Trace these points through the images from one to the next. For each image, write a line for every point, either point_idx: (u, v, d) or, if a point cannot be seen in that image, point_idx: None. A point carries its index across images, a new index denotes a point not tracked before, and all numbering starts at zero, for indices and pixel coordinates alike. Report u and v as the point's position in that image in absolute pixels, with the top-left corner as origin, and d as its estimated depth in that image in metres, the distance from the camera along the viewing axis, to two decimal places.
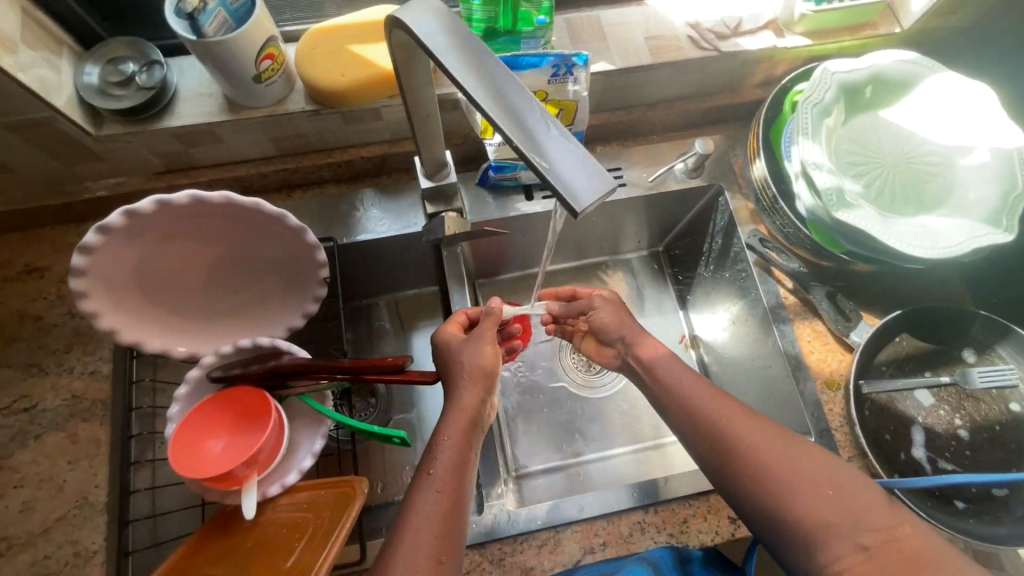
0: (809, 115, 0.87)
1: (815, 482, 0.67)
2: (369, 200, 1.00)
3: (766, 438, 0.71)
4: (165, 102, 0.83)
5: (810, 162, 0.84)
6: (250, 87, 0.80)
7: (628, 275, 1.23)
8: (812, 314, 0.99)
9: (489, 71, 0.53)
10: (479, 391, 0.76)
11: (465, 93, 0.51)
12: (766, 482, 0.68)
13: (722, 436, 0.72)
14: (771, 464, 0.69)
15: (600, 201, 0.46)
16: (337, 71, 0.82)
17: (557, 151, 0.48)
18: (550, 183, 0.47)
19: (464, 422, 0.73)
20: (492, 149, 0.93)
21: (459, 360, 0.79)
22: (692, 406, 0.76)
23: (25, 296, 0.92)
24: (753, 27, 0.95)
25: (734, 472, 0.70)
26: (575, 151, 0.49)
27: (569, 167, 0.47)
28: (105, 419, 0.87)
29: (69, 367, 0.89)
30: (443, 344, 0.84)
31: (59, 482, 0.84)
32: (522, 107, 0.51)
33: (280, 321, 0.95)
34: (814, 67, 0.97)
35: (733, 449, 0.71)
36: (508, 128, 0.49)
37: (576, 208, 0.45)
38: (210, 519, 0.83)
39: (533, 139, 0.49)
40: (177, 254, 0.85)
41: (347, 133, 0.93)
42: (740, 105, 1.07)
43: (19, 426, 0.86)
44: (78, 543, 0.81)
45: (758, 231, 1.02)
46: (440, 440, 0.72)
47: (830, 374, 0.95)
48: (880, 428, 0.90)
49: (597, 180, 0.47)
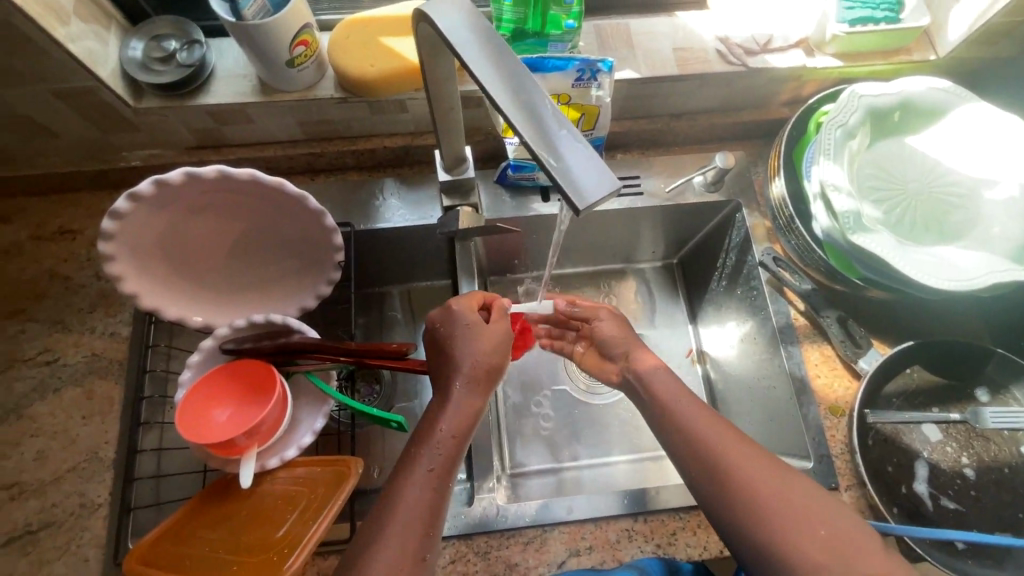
0: (833, 136, 0.86)
1: (808, 525, 0.66)
2: (389, 189, 1.02)
3: (764, 469, 0.70)
4: (202, 80, 0.87)
5: (830, 183, 0.83)
6: (282, 71, 0.83)
7: (640, 284, 1.23)
8: (822, 338, 0.97)
9: (508, 69, 0.54)
10: (476, 386, 0.76)
11: (484, 89, 0.52)
12: (758, 516, 0.67)
13: (716, 463, 0.71)
14: (766, 497, 0.68)
15: (602, 203, 0.47)
16: (366, 61, 0.84)
17: (564, 152, 0.49)
18: (556, 181, 0.48)
19: (461, 421, 0.74)
20: (511, 149, 0.96)
21: (465, 352, 0.77)
22: (696, 436, 0.74)
23: (56, 256, 0.97)
24: (784, 45, 0.94)
25: (730, 500, 0.69)
26: (585, 153, 0.50)
27: (576, 165, 0.49)
28: (120, 379, 0.91)
29: (91, 326, 0.93)
30: (450, 321, 0.80)
31: (72, 435, 0.87)
32: (537, 106, 0.52)
33: (293, 301, 0.97)
34: (843, 89, 0.96)
35: (730, 479, 0.70)
36: (520, 126, 0.51)
37: (578, 208, 0.47)
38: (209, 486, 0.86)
39: (543, 139, 0.50)
40: (200, 227, 0.89)
41: (372, 123, 0.96)
42: (767, 124, 1.07)
43: (40, 377, 0.90)
44: (85, 494, 0.85)
45: (773, 249, 1.01)
46: (435, 434, 0.72)
47: (835, 400, 0.93)
48: (882, 459, 0.89)
49: (603, 181, 0.49)
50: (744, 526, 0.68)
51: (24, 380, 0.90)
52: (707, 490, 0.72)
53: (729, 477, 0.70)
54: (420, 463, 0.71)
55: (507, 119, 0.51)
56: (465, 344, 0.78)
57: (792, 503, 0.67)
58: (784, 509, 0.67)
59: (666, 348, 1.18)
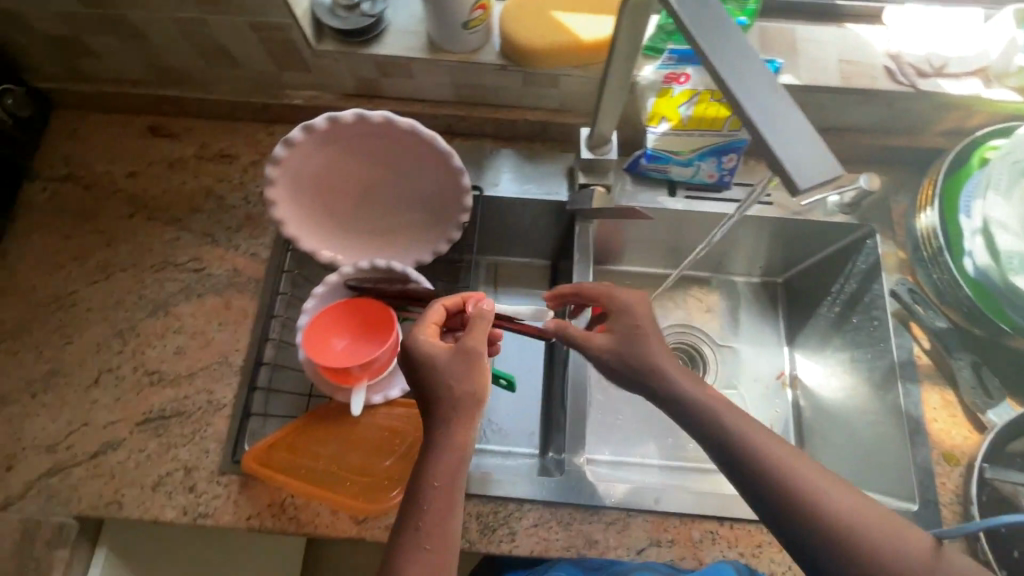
0: (1004, 171, 0.85)
1: (860, 519, 0.59)
2: (521, 161, 1.05)
3: (814, 467, 0.63)
4: (377, 32, 0.92)
5: (996, 221, 0.84)
6: (456, 32, 0.87)
7: (728, 294, 1.20)
8: (946, 382, 0.92)
9: (728, 34, 0.51)
10: (465, 411, 0.67)
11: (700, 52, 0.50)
12: (807, 518, 0.60)
13: (755, 458, 0.64)
14: (812, 495, 0.61)
15: (820, 188, 0.44)
16: (535, 31, 0.87)
17: (784, 130, 0.47)
18: (774, 161, 0.46)
19: (453, 462, 0.65)
20: (653, 137, 0.95)
21: (437, 386, 0.68)
22: (717, 421, 0.67)
23: (214, 176, 1.05)
24: (960, 71, 0.90)
25: (770, 500, 0.62)
26: (806, 133, 0.47)
27: (794, 147, 0.46)
28: (255, 296, 0.98)
29: (235, 244, 1.01)
30: (423, 356, 0.70)
31: (208, 338, 0.96)
32: (756, 78, 0.49)
33: (412, 253, 1.00)
34: (1017, 125, 0.92)
35: (768, 475, 0.62)
36: (737, 97, 0.48)
37: (795, 190, 0.44)
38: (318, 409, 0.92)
39: (761, 112, 0.47)
40: (346, 167, 0.95)
41: (521, 94, 0.99)
42: (917, 152, 1.02)
43: (188, 282, 0.99)
44: (213, 393, 0.92)
45: (906, 280, 0.97)
46: (423, 491, 0.64)
47: (952, 447, 0.89)
48: (996, 517, 0.83)
49: (825, 168, 0.45)
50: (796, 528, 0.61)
51: (174, 281, 0.99)
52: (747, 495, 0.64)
53: (764, 472, 0.63)
54: (410, 510, 0.64)
55: (726, 89, 0.49)
56: (450, 371, 0.68)
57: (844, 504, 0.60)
58: (835, 507, 0.60)
59: (760, 366, 1.15)
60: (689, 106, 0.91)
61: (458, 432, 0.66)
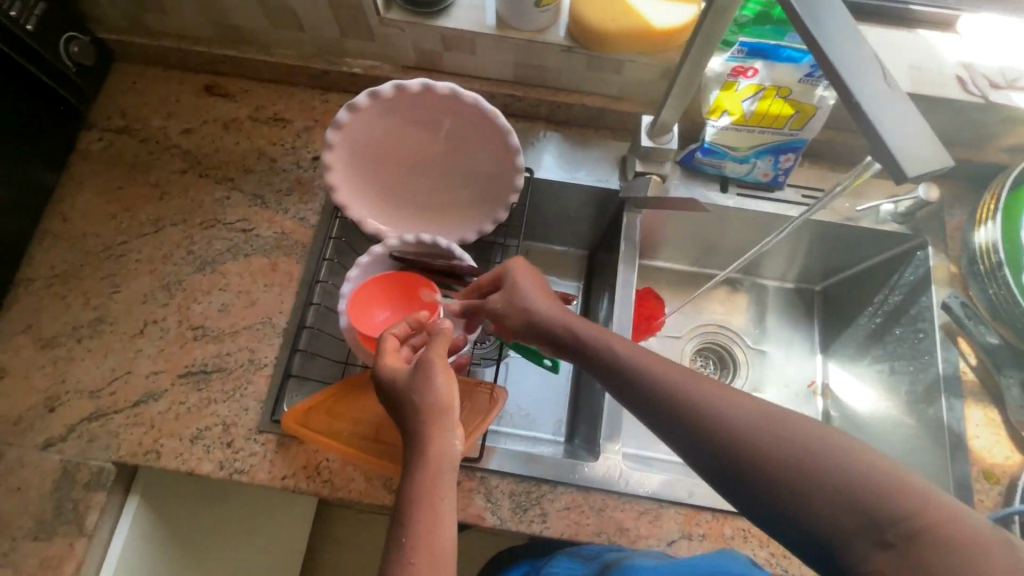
0: None
1: (812, 454, 0.51)
2: (574, 146, 1.05)
3: (751, 406, 0.56)
4: (445, 6, 0.93)
5: None
6: (527, 10, 0.88)
7: (759, 299, 1.20)
8: (991, 399, 0.91)
9: (836, 14, 0.52)
10: (433, 420, 0.62)
11: (810, 33, 0.51)
12: (751, 463, 0.53)
13: (688, 400, 0.59)
14: (752, 437, 0.54)
15: (929, 174, 0.46)
16: (609, 15, 0.87)
17: (893, 114, 0.48)
18: (883, 150, 0.47)
19: (432, 469, 0.60)
20: (712, 131, 0.95)
21: (410, 398, 0.64)
22: (675, 396, 0.60)
23: (267, 138, 1.06)
24: None
25: (713, 452, 0.56)
26: (911, 118, 0.49)
27: (902, 133, 0.48)
28: (301, 260, 0.99)
29: (285, 207, 1.02)
30: (391, 383, 0.67)
31: (253, 297, 0.96)
32: (863, 61, 0.51)
33: (458, 231, 1.00)
34: None
35: (702, 424, 0.57)
36: (847, 80, 0.49)
37: (903, 175, 0.46)
38: (354, 378, 0.93)
39: (871, 95, 0.49)
40: (401, 139, 0.95)
41: (581, 78, 0.98)
42: (977, 166, 1.01)
43: (236, 241, 1.00)
44: (255, 352, 0.93)
45: (960, 295, 0.95)
46: (404, 502, 0.59)
47: (992, 466, 0.87)
48: None
49: (931, 156, 0.47)
50: (742, 475, 0.54)
51: (222, 239, 1.00)
52: (693, 455, 0.58)
53: (699, 419, 0.57)
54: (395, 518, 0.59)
55: (833, 75, 0.50)
56: (416, 382, 0.65)
57: (791, 438, 0.53)
58: (780, 444, 0.53)
59: (793, 372, 1.14)
60: (753, 101, 0.90)
61: (433, 442, 0.61)
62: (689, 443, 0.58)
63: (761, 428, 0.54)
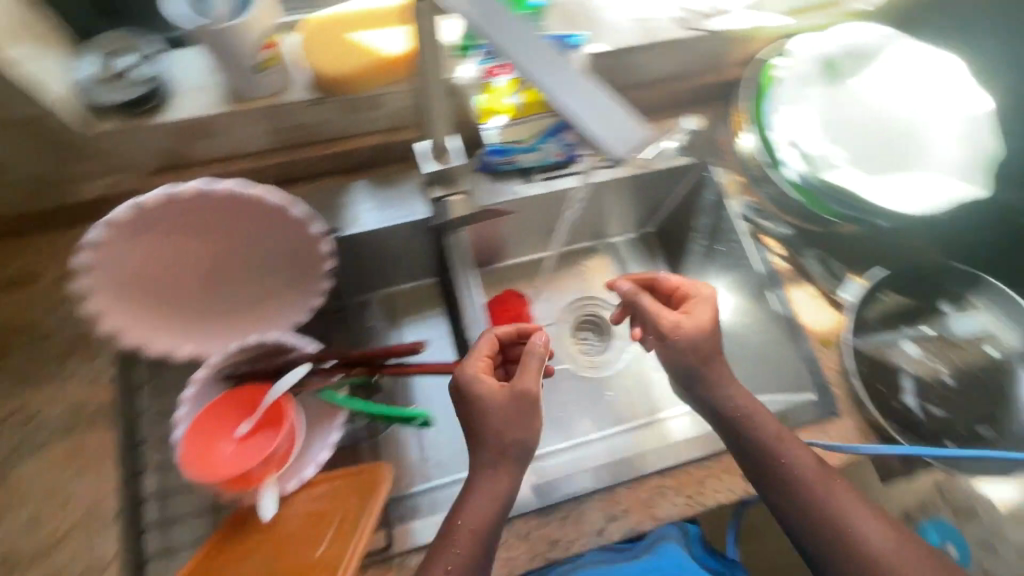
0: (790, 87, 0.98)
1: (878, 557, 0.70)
2: (371, 190, 1.00)
3: (844, 487, 0.75)
4: (163, 98, 0.84)
5: None
6: (250, 78, 0.81)
7: (611, 260, 1.21)
8: (805, 278, 1.03)
9: None
10: (500, 467, 0.71)
11: (473, 23, 0.47)
12: (790, 502, 0.75)
13: (790, 475, 0.75)
14: (822, 493, 0.74)
15: (635, 149, 0.47)
16: (337, 59, 0.83)
17: (578, 93, 0.47)
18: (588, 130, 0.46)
19: (481, 511, 0.70)
20: (492, 132, 1.01)
21: (480, 427, 0.72)
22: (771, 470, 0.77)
23: (14, 306, 0.88)
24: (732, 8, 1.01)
25: (787, 500, 0.75)
26: (597, 90, 0.47)
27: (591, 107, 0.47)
28: (109, 427, 0.84)
29: (68, 375, 0.86)
30: (462, 388, 0.75)
31: (62, 495, 0.80)
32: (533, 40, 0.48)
33: (286, 319, 0.93)
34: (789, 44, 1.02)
35: (781, 480, 0.76)
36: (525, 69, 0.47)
37: (614, 156, 0.47)
38: (225, 524, 0.81)
39: (552, 81, 0.47)
40: (175, 254, 0.84)
41: (347, 123, 0.94)
42: (725, 85, 1.12)
43: (17, 438, 0.82)
44: (84, 558, 0.76)
45: (749, 201, 1.07)
46: (452, 531, 0.69)
47: (824, 333, 0.99)
48: (874, 380, 0.95)
49: (630, 123, 0.47)
50: (791, 515, 0.75)
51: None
52: (768, 487, 0.77)
53: (783, 482, 0.76)
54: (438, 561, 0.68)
55: (515, 66, 0.47)
56: (488, 417, 0.72)
57: (840, 506, 0.73)
58: (834, 507, 0.73)
59: None
60: (516, 97, 1.00)
61: (475, 497, 0.71)
62: (703, 402, 0.83)
63: (831, 496, 0.74)
